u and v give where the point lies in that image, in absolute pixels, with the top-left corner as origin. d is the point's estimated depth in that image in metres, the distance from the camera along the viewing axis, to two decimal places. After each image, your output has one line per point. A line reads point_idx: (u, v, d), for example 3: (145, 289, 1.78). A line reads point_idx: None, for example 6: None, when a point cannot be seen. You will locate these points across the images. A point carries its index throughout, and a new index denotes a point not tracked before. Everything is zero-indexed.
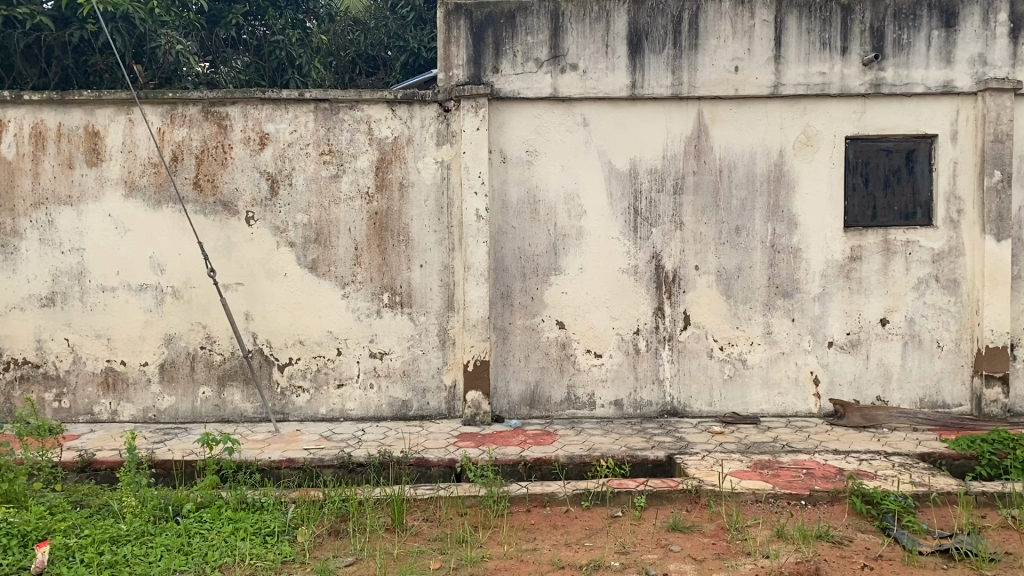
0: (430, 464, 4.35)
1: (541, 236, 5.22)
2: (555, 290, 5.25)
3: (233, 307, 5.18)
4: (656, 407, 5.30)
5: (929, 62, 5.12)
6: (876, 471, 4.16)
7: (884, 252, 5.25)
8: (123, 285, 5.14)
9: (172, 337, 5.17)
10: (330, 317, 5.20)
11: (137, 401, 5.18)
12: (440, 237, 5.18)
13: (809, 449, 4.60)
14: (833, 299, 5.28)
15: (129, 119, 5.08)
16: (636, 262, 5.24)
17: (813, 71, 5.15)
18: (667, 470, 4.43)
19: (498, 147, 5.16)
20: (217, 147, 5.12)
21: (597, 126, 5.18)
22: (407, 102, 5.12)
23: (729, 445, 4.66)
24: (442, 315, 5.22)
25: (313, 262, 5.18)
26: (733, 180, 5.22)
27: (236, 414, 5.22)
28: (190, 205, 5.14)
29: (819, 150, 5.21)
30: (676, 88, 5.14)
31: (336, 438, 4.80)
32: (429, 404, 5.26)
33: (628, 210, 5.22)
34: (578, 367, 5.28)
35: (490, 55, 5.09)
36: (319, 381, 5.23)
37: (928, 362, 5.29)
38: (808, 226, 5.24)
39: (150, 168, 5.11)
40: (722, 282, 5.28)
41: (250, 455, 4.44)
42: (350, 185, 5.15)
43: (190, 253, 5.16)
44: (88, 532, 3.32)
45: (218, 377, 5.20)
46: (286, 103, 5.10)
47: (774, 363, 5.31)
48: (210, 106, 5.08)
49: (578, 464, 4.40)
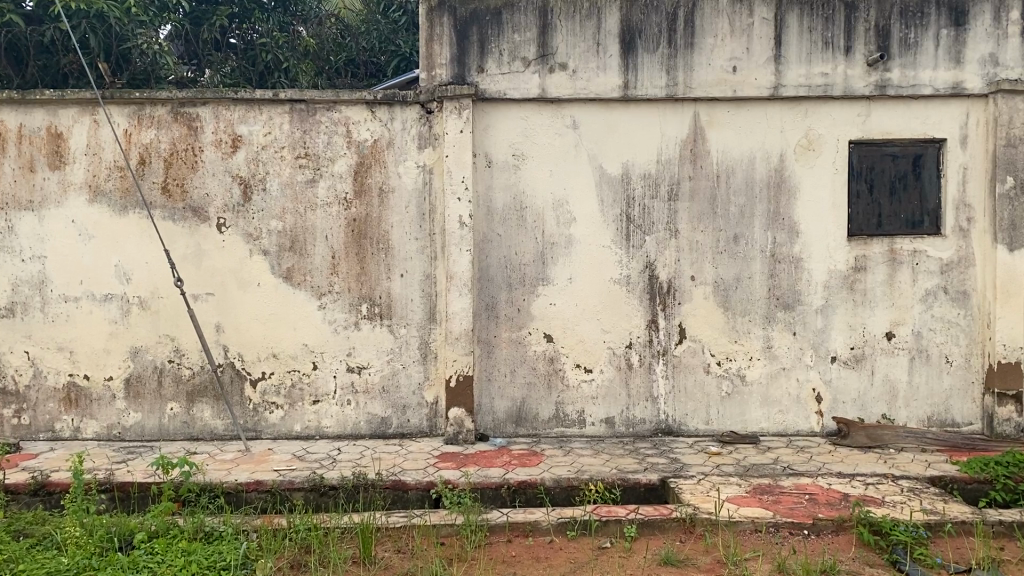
0: (407, 487, 4.08)
1: (528, 244, 4.95)
2: (544, 301, 4.97)
3: (202, 318, 4.91)
4: (650, 426, 5.02)
5: (937, 63, 4.87)
6: (883, 498, 3.89)
7: (890, 262, 4.99)
8: (86, 295, 4.86)
9: (138, 350, 4.90)
10: (306, 330, 4.92)
11: (101, 418, 4.90)
12: (422, 245, 4.92)
13: (811, 471, 4.33)
14: (836, 312, 5.01)
15: (94, 120, 4.82)
16: (628, 272, 4.97)
17: (816, 71, 4.89)
18: (660, 495, 4.15)
19: (483, 150, 4.90)
20: (187, 149, 4.85)
21: (588, 128, 4.92)
22: (388, 103, 4.86)
23: (727, 468, 4.38)
24: (423, 327, 4.95)
25: (288, 271, 4.90)
26: (731, 186, 4.96)
27: (205, 431, 4.94)
28: (157, 211, 4.88)
29: (821, 154, 4.94)
30: (671, 89, 4.88)
31: (309, 458, 4.52)
32: (410, 421, 4.98)
33: (620, 217, 4.95)
34: (567, 383, 5.00)
35: (475, 53, 4.83)
36: (293, 397, 4.95)
37: (937, 379, 5.01)
38: (810, 234, 4.97)
39: (116, 172, 4.84)
40: (719, 293, 5.01)
41: (215, 477, 4.17)
42: (327, 190, 4.89)
43: (157, 261, 4.89)
44: (24, 567, 3.06)
45: (187, 393, 4.93)
46: (259, 103, 4.83)
47: (775, 379, 5.04)
48: (179, 107, 4.82)
49: (565, 488, 4.13)
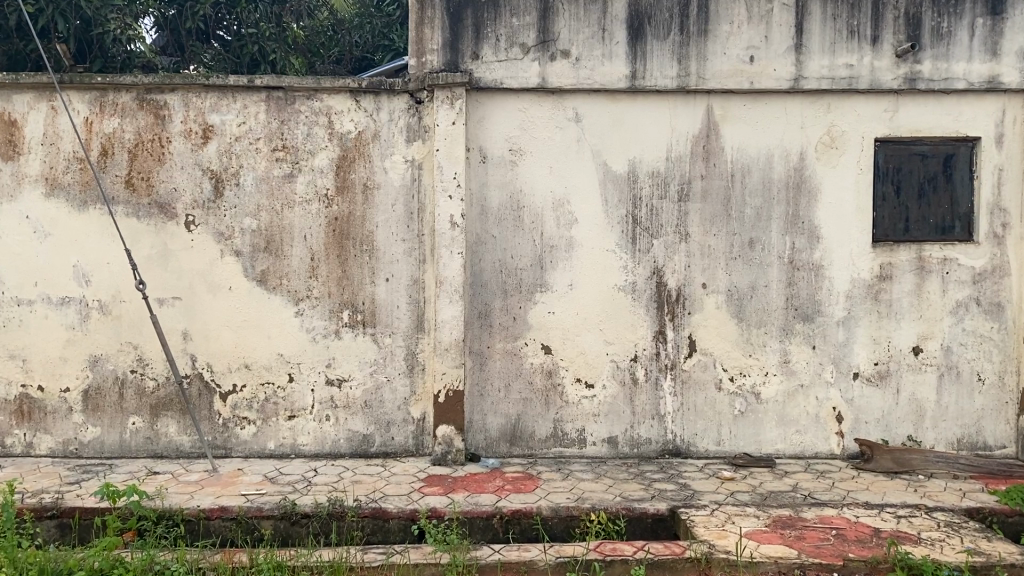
0: (388, 515, 3.67)
1: (525, 247, 4.54)
2: (541, 310, 4.56)
3: (167, 325, 4.49)
4: (656, 447, 4.62)
5: (972, 54, 4.48)
6: (919, 534, 3.48)
7: (918, 271, 4.59)
8: (42, 298, 4.44)
9: (98, 359, 4.48)
10: (281, 339, 4.51)
11: (56, 432, 4.48)
12: (408, 247, 4.51)
13: (835, 501, 3.92)
14: (859, 324, 4.61)
15: (52, 107, 4.39)
16: (634, 278, 4.57)
17: (840, 63, 4.49)
18: (669, 527, 3.74)
19: (477, 144, 4.49)
20: (154, 140, 4.44)
21: (591, 122, 4.52)
22: (373, 92, 4.44)
23: (742, 496, 3.97)
24: (410, 336, 4.54)
25: (262, 274, 4.49)
26: (747, 186, 4.56)
27: (171, 449, 4.52)
28: (120, 207, 4.46)
29: (845, 153, 4.55)
30: (682, 80, 4.47)
31: (282, 480, 4.11)
32: (394, 439, 4.57)
33: (626, 218, 4.54)
34: (566, 399, 4.59)
35: (469, 38, 4.42)
36: (266, 412, 4.54)
37: (967, 398, 4.61)
38: (831, 239, 4.58)
39: (75, 164, 4.41)
40: (733, 303, 4.60)
41: (176, 502, 3.75)
42: (306, 185, 4.48)
43: (119, 262, 4.47)
44: None
45: (151, 407, 4.51)
46: (232, 91, 4.42)
47: (792, 397, 4.63)
48: (145, 94, 4.41)
49: (563, 519, 3.72)
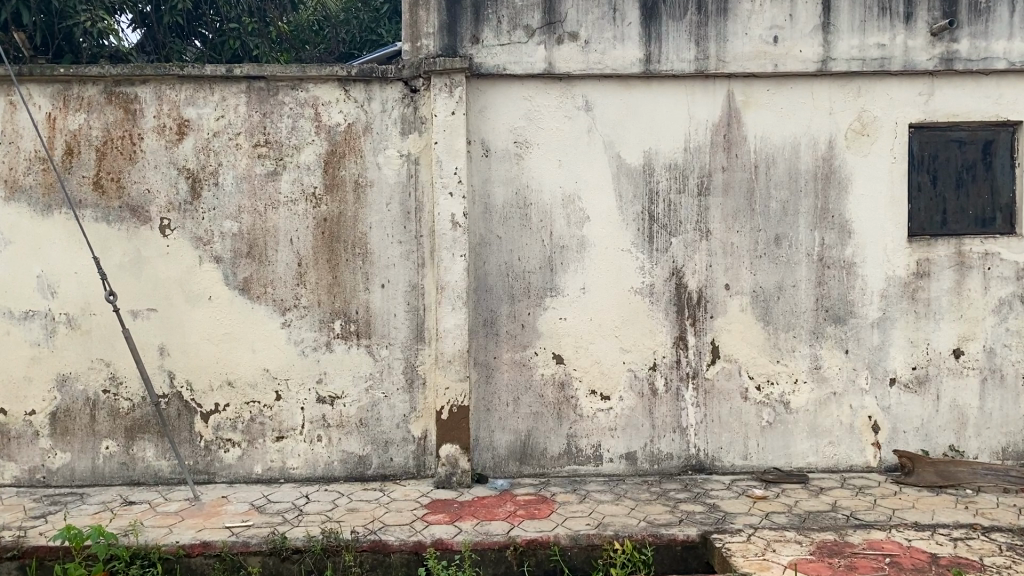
0: (389, 549, 3.29)
1: (533, 248, 4.17)
2: (552, 316, 4.19)
3: (143, 340, 4.10)
4: (678, 462, 4.26)
5: (1012, 32, 4.13)
6: (982, 561, 3.13)
7: (958, 267, 4.22)
8: (3, 313, 4.05)
9: (67, 379, 4.08)
10: (267, 352, 4.12)
11: (22, 460, 4.08)
12: (406, 250, 4.13)
13: (881, 522, 3.56)
14: (895, 326, 4.25)
15: (10, 102, 4.00)
16: (651, 280, 4.20)
17: (870, 42, 4.14)
18: (702, 555, 3.37)
19: (479, 137, 4.12)
20: (124, 137, 4.05)
21: (602, 110, 4.15)
22: (364, 81, 4.06)
23: (779, 518, 3.60)
24: (409, 347, 4.16)
25: (244, 282, 4.10)
26: (773, 178, 4.20)
27: (149, 475, 4.13)
28: (88, 210, 4.06)
29: (877, 141, 4.20)
30: (700, 63, 4.11)
31: (271, 509, 3.72)
32: (393, 459, 4.19)
33: (641, 215, 4.18)
34: (580, 413, 4.23)
35: (468, 20, 4.05)
36: (253, 433, 4.15)
37: (1012, 403, 4.26)
38: (865, 234, 4.22)
39: (37, 165, 4.02)
40: (759, 305, 4.23)
41: (152, 538, 3.35)
42: (292, 184, 4.09)
43: (88, 271, 4.07)
44: None
45: (126, 429, 4.12)
46: (210, 82, 4.03)
47: (824, 406, 4.27)
48: (114, 86, 4.02)
49: (584, 549, 3.34)
